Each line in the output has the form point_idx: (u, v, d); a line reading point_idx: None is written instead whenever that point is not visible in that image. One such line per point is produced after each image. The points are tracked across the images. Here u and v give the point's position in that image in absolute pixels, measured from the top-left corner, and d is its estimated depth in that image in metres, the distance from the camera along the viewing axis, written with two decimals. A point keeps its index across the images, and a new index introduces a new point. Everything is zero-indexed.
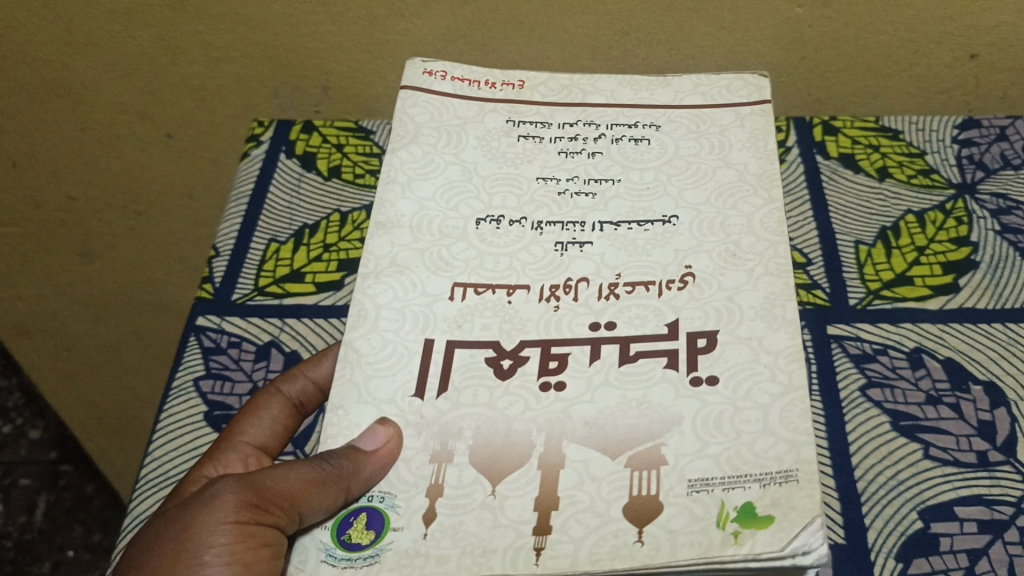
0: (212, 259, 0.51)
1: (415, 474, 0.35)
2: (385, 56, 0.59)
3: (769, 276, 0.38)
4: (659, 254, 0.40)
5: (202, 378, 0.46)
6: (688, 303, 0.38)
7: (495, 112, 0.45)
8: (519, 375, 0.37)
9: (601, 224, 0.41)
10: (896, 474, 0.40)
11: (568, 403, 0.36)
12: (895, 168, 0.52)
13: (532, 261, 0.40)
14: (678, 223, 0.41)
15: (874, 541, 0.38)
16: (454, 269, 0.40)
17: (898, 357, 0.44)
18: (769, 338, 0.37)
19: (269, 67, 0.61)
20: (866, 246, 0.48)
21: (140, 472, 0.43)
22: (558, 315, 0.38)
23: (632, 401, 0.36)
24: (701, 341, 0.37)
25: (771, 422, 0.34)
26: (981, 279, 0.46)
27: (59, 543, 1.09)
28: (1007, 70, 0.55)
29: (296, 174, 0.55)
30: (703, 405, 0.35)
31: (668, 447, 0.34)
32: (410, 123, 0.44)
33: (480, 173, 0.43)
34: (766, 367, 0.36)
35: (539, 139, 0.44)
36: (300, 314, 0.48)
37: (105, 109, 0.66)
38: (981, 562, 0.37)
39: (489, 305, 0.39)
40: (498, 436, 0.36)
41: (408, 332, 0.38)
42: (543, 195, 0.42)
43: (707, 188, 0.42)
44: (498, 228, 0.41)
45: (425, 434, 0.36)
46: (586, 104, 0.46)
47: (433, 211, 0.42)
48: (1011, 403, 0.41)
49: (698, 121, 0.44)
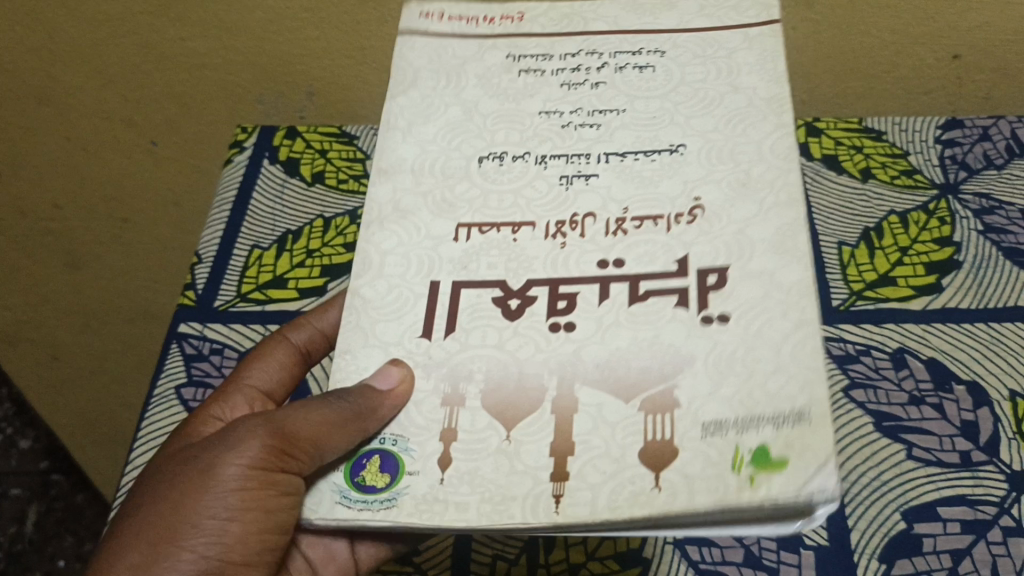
0: (194, 266, 0.50)
1: (427, 418, 0.34)
2: (371, 61, 0.59)
3: (781, 206, 0.35)
4: (668, 186, 0.37)
5: (184, 386, 0.45)
6: (698, 239, 0.35)
7: (495, 48, 0.43)
8: (528, 316, 0.35)
9: (606, 155, 0.38)
10: (880, 475, 0.40)
11: (577, 345, 0.34)
12: (879, 169, 0.52)
13: (537, 197, 0.38)
14: (687, 152, 0.38)
15: (857, 543, 0.38)
16: (458, 210, 0.38)
17: (881, 358, 0.43)
18: (782, 272, 0.33)
19: (254, 70, 0.61)
20: (849, 247, 0.48)
21: (122, 480, 0.42)
22: (565, 252, 0.36)
23: (643, 341, 0.33)
24: (712, 278, 0.34)
25: (782, 359, 0.31)
26: (964, 279, 0.46)
27: (50, 553, 1.07)
28: (991, 71, 0.56)
29: (279, 180, 0.54)
30: (714, 344, 0.32)
31: (679, 389, 0.32)
32: (408, 68, 0.42)
33: (481, 112, 0.41)
34: (779, 303, 0.33)
35: (541, 73, 0.41)
36: (283, 320, 0.47)
37: (87, 116, 0.66)
38: (964, 563, 0.37)
39: (495, 244, 0.37)
40: (510, 379, 0.34)
41: (412, 276, 0.37)
42: (546, 129, 0.40)
43: (716, 114, 0.38)
44: (502, 165, 0.39)
45: (436, 377, 0.34)
46: (588, 32, 0.42)
47: (436, 152, 0.40)
48: (994, 402, 0.41)
49: (704, 45, 0.41)
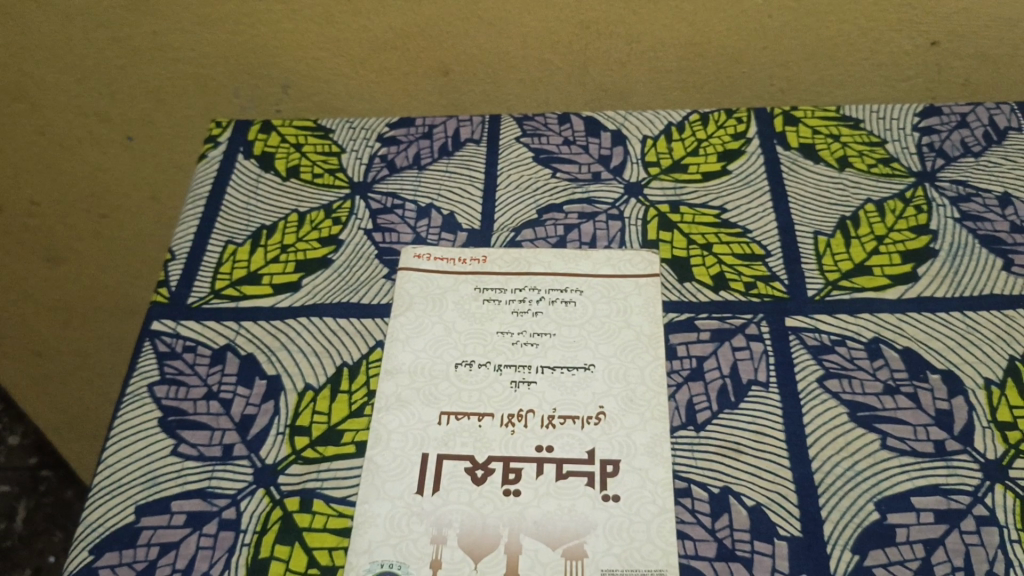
0: (167, 263, 0.49)
1: (418, 548, 0.38)
2: (350, 52, 0.59)
3: (655, 420, 0.41)
4: (581, 395, 0.42)
5: (157, 383, 0.44)
6: (600, 436, 0.41)
7: (466, 281, 0.47)
8: (492, 482, 0.40)
9: (542, 366, 0.43)
10: (854, 466, 0.39)
11: (523, 506, 0.39)
12: (855, 157, 0.52)
13: (494, 391, 0.42)
14: (595, 370, 0.43)
15: (830, 534, 0.37)
16: (440, 399, 0.42)
17: (856, 348, 0.43)
18: (654, 470, 0.40)
19: (230, 65, 0.61)
20: (825, 237, 0.48)
21: (93, 480, 0.41)
22: (515, 437, 0.41)
23: (564, 508, 0.39)
24: (609, 467, 0.40)
25: (652, 532, 0.38)
26: (940, 267, 0.46)
27: (40, 549, 1.07)
28: (968, 57, 0.57)
29: (254, 175, 0.54)
30: (609, 517, 0.38)
31: (589, 543, 0.38)
32: (404, 296, 0.46)
33: (458, 330, 0.45)
34: (655, 497, 0.39)
35: (498, 302, 0.46)
36: (257, 317, 0.46)
37: (62, 112, 0.66)
38: (937, 552, 0.37)
39: (464, 429, 0.41)
40: (480, 524, 0.38)
41: (405, 449, 0.41)
42: (499, 347, 0.44)
43: (618, 341, 0.44)
44: (472, 370, 0.43)
45: (425, 521, 0.39)
46: (531, 272, 0.47)
47: (426, 360, 0.44)
48: (968, 391, 0.41)
49: (610, 289, 0.46)
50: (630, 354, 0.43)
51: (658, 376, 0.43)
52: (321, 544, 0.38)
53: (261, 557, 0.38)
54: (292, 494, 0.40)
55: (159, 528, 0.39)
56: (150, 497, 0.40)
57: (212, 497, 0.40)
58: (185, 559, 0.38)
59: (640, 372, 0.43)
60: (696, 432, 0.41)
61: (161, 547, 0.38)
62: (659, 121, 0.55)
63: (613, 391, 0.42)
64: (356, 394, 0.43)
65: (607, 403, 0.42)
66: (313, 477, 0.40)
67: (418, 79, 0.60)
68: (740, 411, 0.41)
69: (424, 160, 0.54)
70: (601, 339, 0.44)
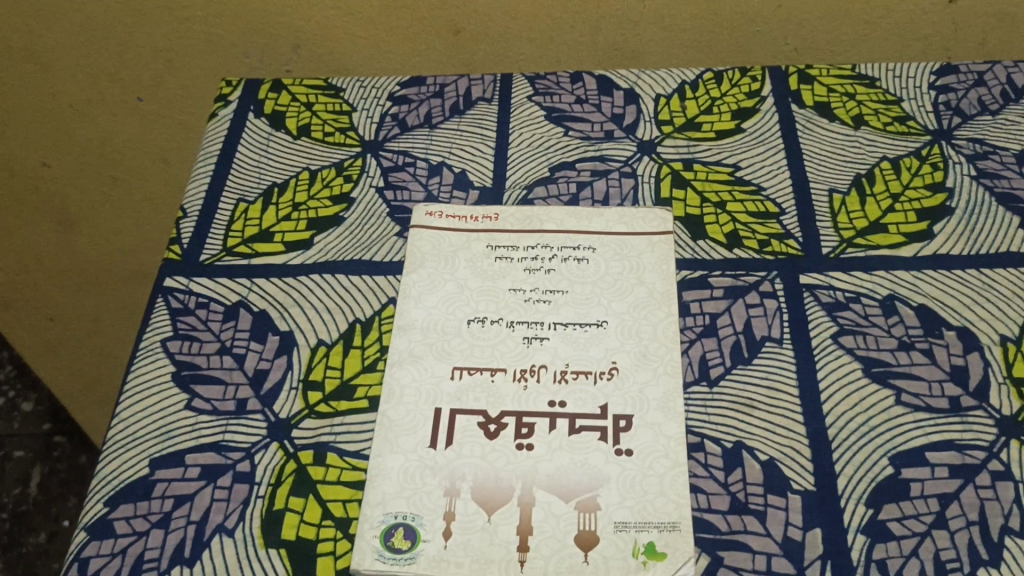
0: (179, 221, 0.49)
1: (432, 501, 0.38)
2: (361, 11, 0.59)
3: (668, 375, 0.41)
4: (593, 350, 0.42)
5: (170, 339, 0.44)
6: (613, 392, 0.41)
7: (478, 239, 0.47)
8: (505, 436, 0.40)
9: (555, 323, 0.43)
10: (868, 421, 0.39)
11: (536, 459, 0.39)
12: (871, 116, 0.51)
13: (506, 347, 0.42)
14: (608, 326, 0.43)
15: (844, 488, 0.37)
16: (453, 354, 0.42)
17: (871, 304, 0.43)
18: (667, 425, 0.39)
19: (239, 25, 0.60)
20: (840, 195, 0.47)
21: (107, 434, 0.41)
22: (528, 392, 0.41)
23: (577, 461, 0.39)
24: (622, 422, 0.40)
25: (666, 485, 0.38)
26: (956, 224, 0.45)
27: (54, 514, 1.06)
28: (985, 15, 0.56)
29: (265, 134, 0.54)
30: (622, 470, 0.38)
31: (602, 496, 0.38)
32: (416, 253, 0.46)
33: (471, 287, 0.45)
34: (669, 451, 0.39)
35: (510, 259, 0.46)
36: (269, 274, 0.46)
37: (71, 73, 0.65)
38: (952, 506, 0.37)
39: (477, 385, 0.41)
40: (494, 477, 0.38)
41: (418, 403, 0.41)
42: (512, 304, 0.44)
43: (633, 296, 0.44)
44: (485, 327, 0.43)
45: (438, 475, 0.39)
46: (543, 230, 0.47)
47: (438, 316, 0.44)
48: (984, 347, 0.41)
49: (623, 246, 0.46)
50: (643, 310, 0.43)
51: (671, 332, 0.42)
52: (335, 496, 0.38)
53: (275, 508, 0.38)
54: (306, 447, 0.40)
55: (173, 480, 0.39)
56: (164, 450, 0.40)
57: (226, 451, 0.40)
58: (199, 512, 0.38)
59: (653, 328, 0.43)
60: (710, 388, 0.41)
61: (176, 499, 0.38)
62: (672, 80, 0.55)
63: (626, 346, 0.42)
64: (368, 350, 0.43)
65: (620, 358, 0.42)
66: (327, 431, 0.40)
67: (428, 38, 0.60)
68: (754, 367, 0.41)
69: (435, 119, 0.54)
70: (614, 296, 0.44)
